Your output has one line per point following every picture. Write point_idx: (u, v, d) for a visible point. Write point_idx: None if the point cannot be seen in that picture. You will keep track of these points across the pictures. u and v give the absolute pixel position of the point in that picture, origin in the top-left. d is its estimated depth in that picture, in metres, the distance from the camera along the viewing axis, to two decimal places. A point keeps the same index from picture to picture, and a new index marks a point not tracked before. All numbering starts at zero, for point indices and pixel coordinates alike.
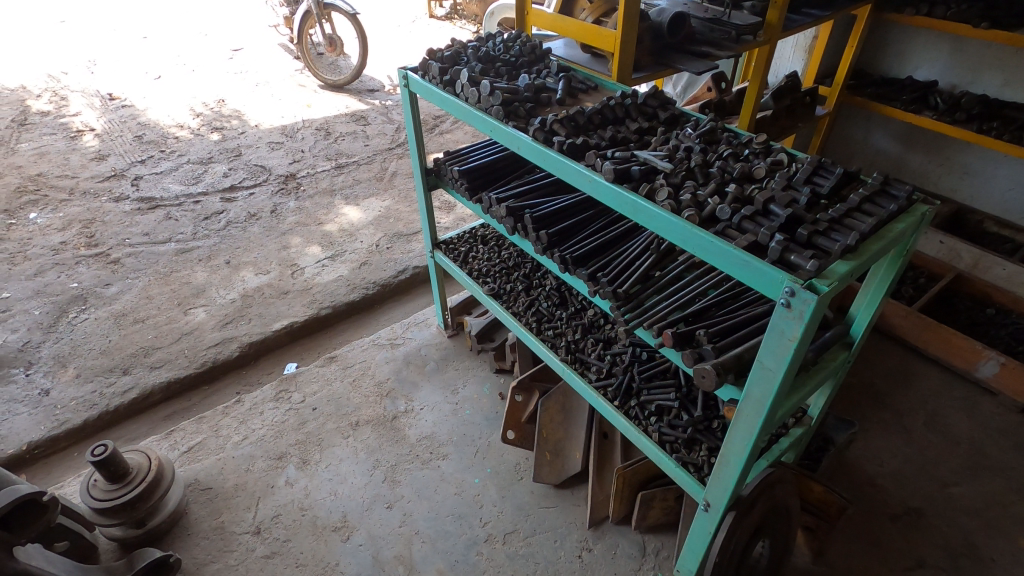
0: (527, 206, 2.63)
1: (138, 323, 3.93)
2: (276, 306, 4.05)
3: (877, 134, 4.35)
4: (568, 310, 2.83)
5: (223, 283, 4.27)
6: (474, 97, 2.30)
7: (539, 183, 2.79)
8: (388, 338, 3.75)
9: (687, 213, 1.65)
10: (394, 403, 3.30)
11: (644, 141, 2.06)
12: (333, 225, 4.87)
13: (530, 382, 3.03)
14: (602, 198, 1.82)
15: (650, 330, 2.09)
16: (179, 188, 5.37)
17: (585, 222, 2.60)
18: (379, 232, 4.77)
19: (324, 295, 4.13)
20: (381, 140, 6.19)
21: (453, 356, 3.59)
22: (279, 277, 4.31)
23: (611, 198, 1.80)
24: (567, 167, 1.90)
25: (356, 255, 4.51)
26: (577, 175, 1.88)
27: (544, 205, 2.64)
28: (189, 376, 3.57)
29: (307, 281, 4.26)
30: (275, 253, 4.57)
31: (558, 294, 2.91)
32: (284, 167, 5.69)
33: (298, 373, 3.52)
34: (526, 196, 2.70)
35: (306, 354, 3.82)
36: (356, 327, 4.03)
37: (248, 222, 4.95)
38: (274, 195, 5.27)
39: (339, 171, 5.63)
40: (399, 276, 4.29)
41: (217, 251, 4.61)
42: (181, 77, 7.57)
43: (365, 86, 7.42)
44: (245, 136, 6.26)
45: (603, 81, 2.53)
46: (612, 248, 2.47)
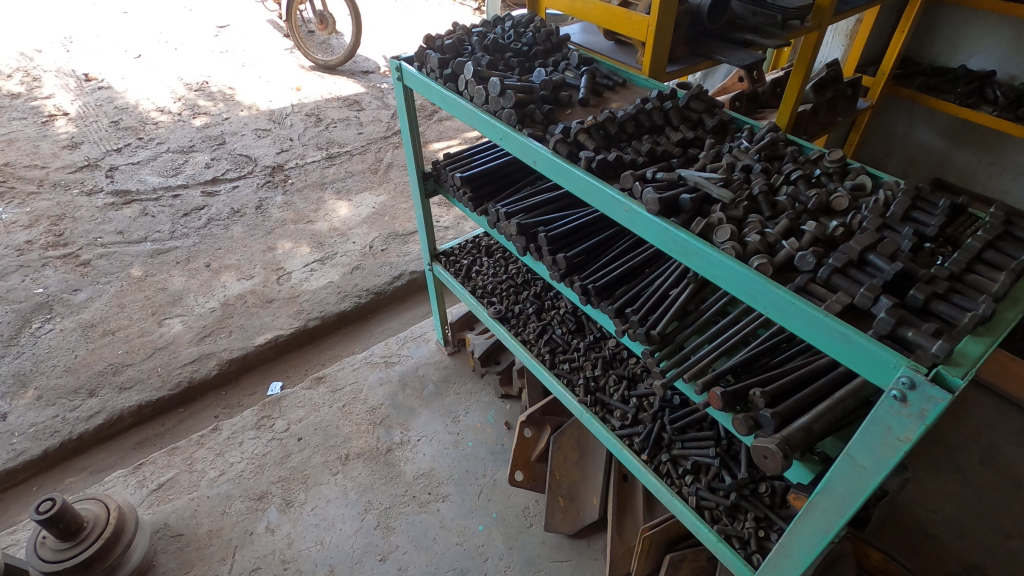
0: (542, 222, 2.25)
1: (108, 335, 3.58)
2: (260, 317, 3.70)
3: (919, 128, 3.95)
4: (585, 339, 2.49)
5: (202, 289, 3.91)
6: (482, 95, 1.91)
7: (554, 194, 2.42)
8: (382, 355, 3.41)
9: (757, 261, 1.28)
10: (389, 433, 2.97)
11: (689, 157, 1.69)
12: (324, 224, 4.50)
13: (541, 416, 2.69)
14: (641, 231, 1.46)
15: (693, 384, 1.74)
16: (158, 180, 4.97)
17: (608, 242, 2.24)
18: (373, 232, 4.39)
19: (312, 304, 3.78)
20: (376, 127, 5.77)
21: (454, 378, 3.25)
22: (263, 283, 3.95)
23: (654, 234, 1.43)
24: (597, 190, 1.52)
25: (348, 258, 4.14)
26: (610, 201, 1.51)
27: (560, 222, 2.27)
28: (163, 398, 3.23)
29: (294, 287, 3.90)
30: (260, 255, 4.21)
31: (574, 319, 2.56)
32: (270, 157, 5.28)
33: (282, 397, 3.18)
34: (539, 210, 2.33)
35: (292, 372, 3.48)
36: (346, 340, 3.68)
37: (231, 219, 4.56)
38: (260, 189, 4.88)
39: (330, 161, 5.23)
40: (395, 283, 3.94)
41: (197, 253, 4.23)
42: (163, 55, 7.08)
43: (360, 67, 6.96)
44: (230, 122, 5.83)
45: (632, 76, 2.14)
46: (641, 275, 2.12)
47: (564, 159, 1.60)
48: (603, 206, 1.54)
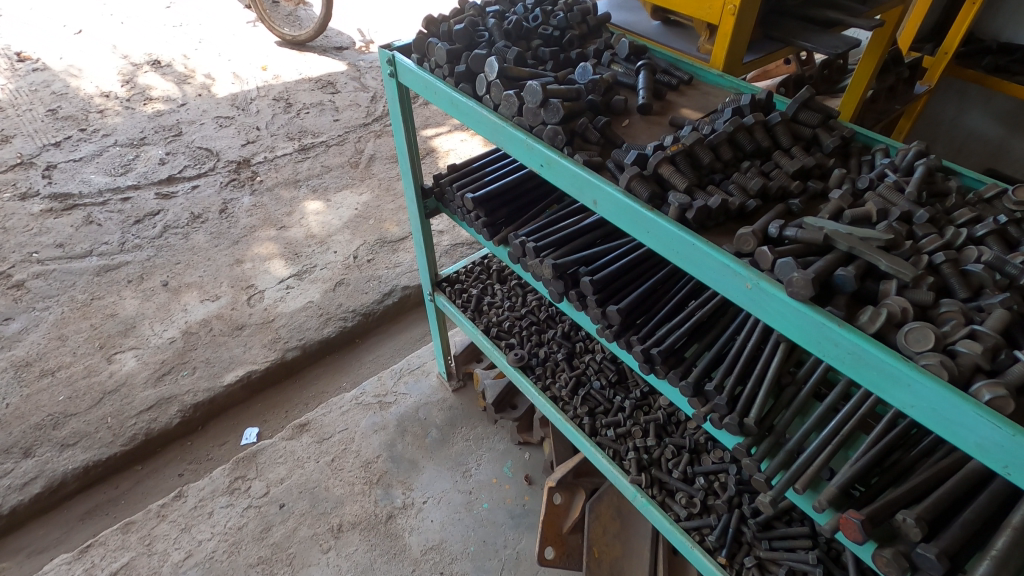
0: (582, 260, 1.76)
1: (46, 377, 3.02)
2: (229, 348, 3.17)
3: (971, 112, 3.51)
4: (629, 396, 2.04)
5: (159, 314, 3.36)
6: (513, 105, 1.39)
7: (591, 220, 1.93)
8: (375, 394, 2.92)
9: (986, 389, 0.83)
10: (389, 495, 2.51)
11: (812, 197, 1.21)
12: (299, 230, 3.95)
13: (573, 479, 2.26)
14: (770, 318, 1.01)
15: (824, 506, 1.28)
16: (104, 179, 4.33)
17: (667, 285, 1.76)
18: (356, 239, 3.86)
19: (290, 330, 3.26)
20: (354, 112, 5.16)
21: (462, 421, 2.79)
22: (231, 304, 3.41)
23: (793, 326, 0.99)
24: (702, 255, 1.06)
25: (329, 271, 3.61)
26: (721, 272, 1.05)
27: (604, 260, 1.79)
28: (115, 456, 2.72)
29: (268, 310, 3.37)
30: (226, 269, 3.65)
31: (614, 370, 2.10)
32: (235, 151, 4.67)
33: (258, 451, 2.69)
34: (576, 243, 1.84)
35: (270, 416, 2.98)
36: (332, 372, 3.18)
37: (192, 225, 3.98)
38: (224, 190, 4.28)
39: (304, 154, 4.64)
40: (384, 302, 3.42)
41: (152, 268, 3.66)
42: (107, 30, 6.27)
43: (332, 41, 6.27)
44: (186, 109, 5.15)
45: (701, 71, 1.64)
46: (714, 331, 1.66)
47: (645, 205, 1.13)
48: (706, 274, 1.09)
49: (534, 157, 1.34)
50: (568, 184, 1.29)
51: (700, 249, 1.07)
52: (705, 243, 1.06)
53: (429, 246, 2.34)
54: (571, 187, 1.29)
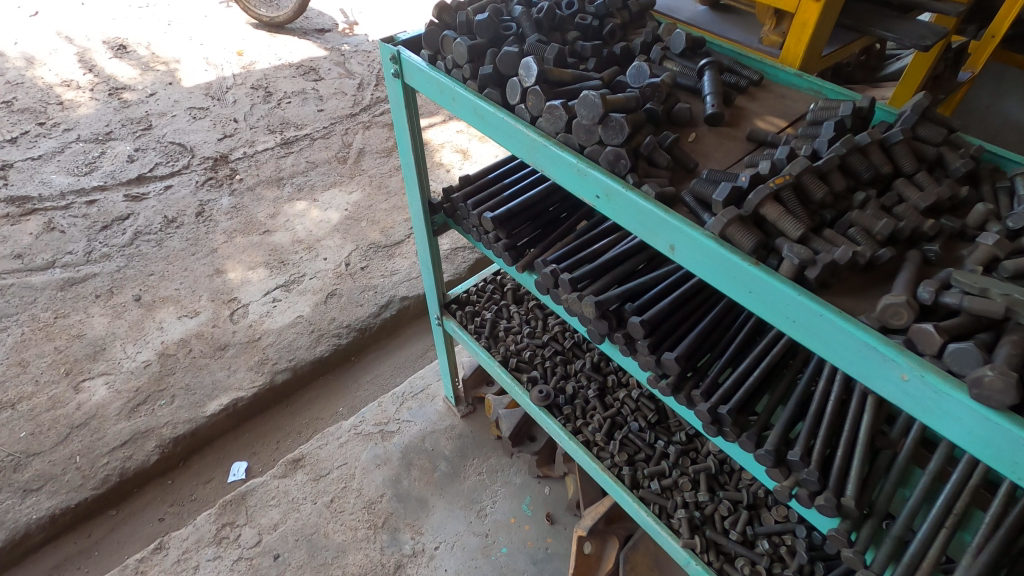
0: (626, 293, 1.49)
1: (5, 410, 2.70)
2: (211, 372, 2.87)
3: (1009, 100, 3.27)
4: (673, 439, 1.80)
5: (132, 334, 3.04)
6: (560, 120, 1.11)
7: (630, 243, 1.66)
8: (376, 422, 2.65)
9: None
10: (397, 540, 2.27)
11: (951, 239, 0.95)
12: (285, 234, 3.63)
13: (605, 526, 2.02)
14: (928, 415, 0.76)
15: None
16: (66, 180, 3.95)
17: (725, 321, 1.51)
18: (348, 244, 3.55)
19: (278, 350, 2.96)
20: (340, 101, 4.79)
21: (473, 451, 2.53)
22: (212, 321, 3.11)
23: (968, 433, 0.74)
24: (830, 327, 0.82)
25: (319, 281, 3.32)
26: (856, 350, 0.81)
27: (651, 292, 1.52)
28: (86, 502, 2.43)
29: (253, 327, 3.07)
30: (204, 281, 3.33)
31: (652, 409, 1.85)
32: (210, 146, 4.30)
33: (248, 491, 2.42)
34: (616, 272, 1.57)
35: (260, 447, 2.70)
36: (327, 394, 2.91)
37: (166, 231, 3.63)
38: (200, 190, 3.93)
39: (286, 149, 4.29)
40: (381, 316, 3.13)
41: (122, 280, 3.32)
42: (67, 11, 5.77)
43: (313, 23, 5.84)
44: (156, 99, 4.74)
45: (775, 70, 1.36)
46: (785, 379, 1.42)
47: (746, 256, 0.88)
48: (832, 350, 0.84)
49: (589, 188, 1.08)
50: (635, 224, 1.04)
51: (825, 319, 0.83)
52: (834, 312, 0.81)
53: (437, 266, 2.06)
54: (638, 227, 1.04)
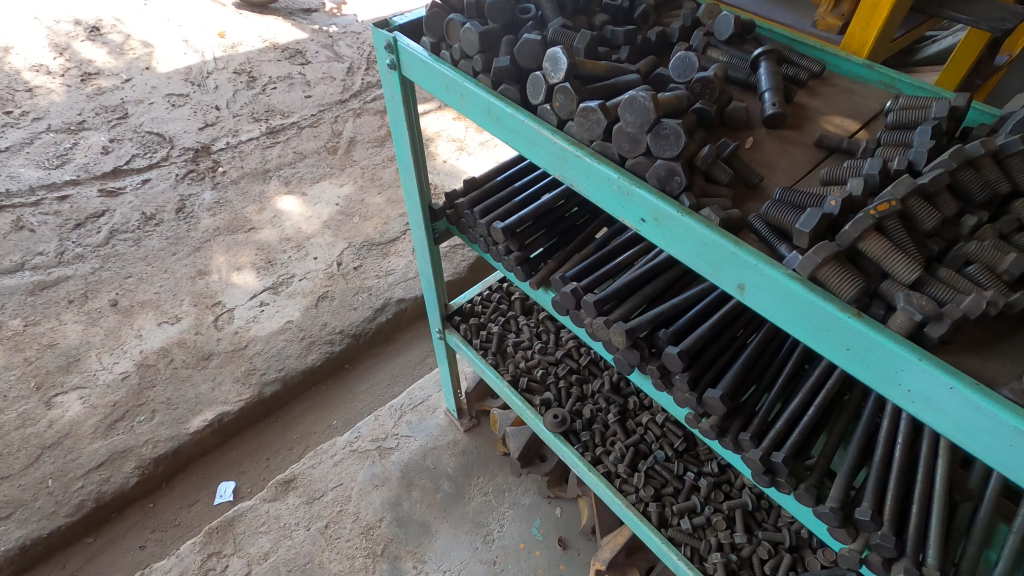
0: (660, 317, 1.30)
1: None
2: (194, 384, 2.67)
3: None
4: (703, 470, 1.63)
5: (108, 342, 2.83)
6: (598, 126, 0.92)
7: (660, 256, 1.48)
8: (372, 438, 2.47)
9: None
10: (397, 570, 2.10)
11: None
12: (272, 232, 3.41)
13: (625, 559, 1.87)
14: None
15: None
16: (36, 174, 3.69)
17: (771, 348, 1.33)
18: (340, 242, 3.34)
19: (266, 359, 2.76)
20: (328, 86, 4.53)
21: (478, 469, 2.36)
22: (195, 327, 2.90)
23: None
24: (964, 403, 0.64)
25: (310, 283, 3.12)
26: (997, 434, 0.63)
27: (688, 314, 1.33)
28: (60, 531, 2.24)
29: (239, 334, 2.87)
30: (186, 283, 3.11)
31: (680, 436, 1.68)
32: (191, 136, 4.04)
33: (235, 517, 2.25)
34: (646, 292, 1.38)
35: (248, 466, 2.52)
36: (320, 406, 2.72)
37: (145, 229, 3.40)
38: (181, 184, 3.69)
39: (272, 139, 4.04)
40: (377, 320, 2.94)
41: (98, 284, 3.10)
42: None
43: (299, 3, 5.53)
44: (132, 86, 4.46)
45: (839, 61, 1.17)
46: (842, 416, 1.24)
47: (847, 307, 0.70)
48: (964, 431, 0.66)
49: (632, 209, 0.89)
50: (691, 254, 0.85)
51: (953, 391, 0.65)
52: (970, 384, 0.64)
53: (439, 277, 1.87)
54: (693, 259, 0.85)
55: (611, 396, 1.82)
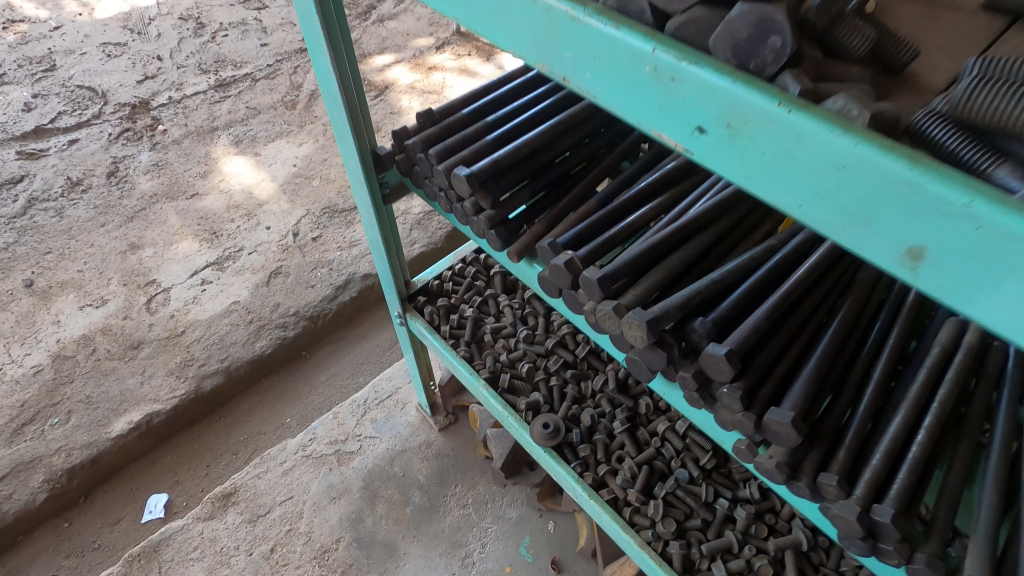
0: (694, 300, 0.90)
1: None
2: (120, 379, 2.26)
3: None
4: (739, 495, 1.25)
5: (19, 331, 2.40)
6: None
7: (689, 211, 1.06)
8: (330, 440, 2.08)
9: None
10: None
11: None
12: (218, 198, 2.95)
13: None
14: None
15: None
16: None
17: (852, 342, 0.93)
18: (297, 209, 2.89)
19: (207, 347, 2.35)
20: (288, 33, 3.99)
21: (455, 476, 1.98)
22: (123, 310, 2.47)
23: None
24: None
25: (260, 257, 2.68)
26: None
27: (734, 294, 0.92)
28: None
29: (175, 318, 2.45)
30: (115, 259, 2.66)
31: (707, 451, 1.30)
32: (128, 90, 3.52)
33: (162, 541, 1.87)
34: (672, 263, 0.97)
35: (184, 474, 2.13)
36: (271, 401, 2.32)
37: (69, 196, 2.93)
38: (113, 145, 3.20)
39: (222, 93, 3.54)
40: (338, 300, 2.52)
41: (10, 261, 2.65)
42: None
43: None
44: (62, 34, 3.90)
45: None
46: (961, 441, 0.85)
47: None
48: None
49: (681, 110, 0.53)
50: (793, 183, 0.49)
51: None
52: None
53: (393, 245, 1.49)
54: (798, 193, 0.49)
55: (617, 397, 1.43)
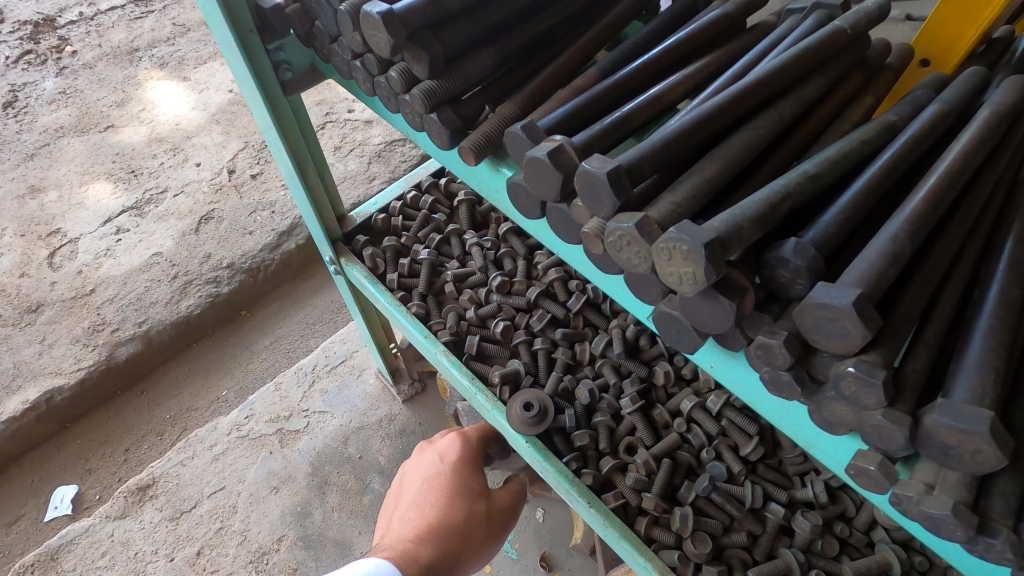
0: (782, 209, 0.51)
1: None
2: (13, 350, 1.85)
3: None
4: (795, 496, 0.92)
5: None
6: None
7: (753, 70, 0.65)
8: (271, 417, 1.72)
9: None
10: None
11: None
12: (137, 130, 2.46)
13: None
14: None
15: None
16: None
17: None
18: (233, 141, 2.43)
19: (121, 309, 1.94)
20: None
21: None
22: (18, 267, 2.04)
23: None
24: None
25: (188, 200, 2.24)
26: None
27: (844, 197, 0.53)
28: None
29: (84, 275, 2.03)
30: (10, 205, 2.21)
31: (751, 437, 0.97)
32: (29, 5, 2.94)
33: (62, 547, 1.52)
34: (733, 150, 0.57)
35: (98, 462, 1.77)
36: (203, 371, 1.94)
37: None
38: (12, 70, 2.67)
39: (144, 8, 2.98)
40: (282, 248, 2.10)
41: None
42: None
43: None
44: None
45: None
46: None
47: None
48: None
49: None
50: None
51: None
52: None
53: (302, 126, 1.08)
54: None
55: (625, 363, 1.07)
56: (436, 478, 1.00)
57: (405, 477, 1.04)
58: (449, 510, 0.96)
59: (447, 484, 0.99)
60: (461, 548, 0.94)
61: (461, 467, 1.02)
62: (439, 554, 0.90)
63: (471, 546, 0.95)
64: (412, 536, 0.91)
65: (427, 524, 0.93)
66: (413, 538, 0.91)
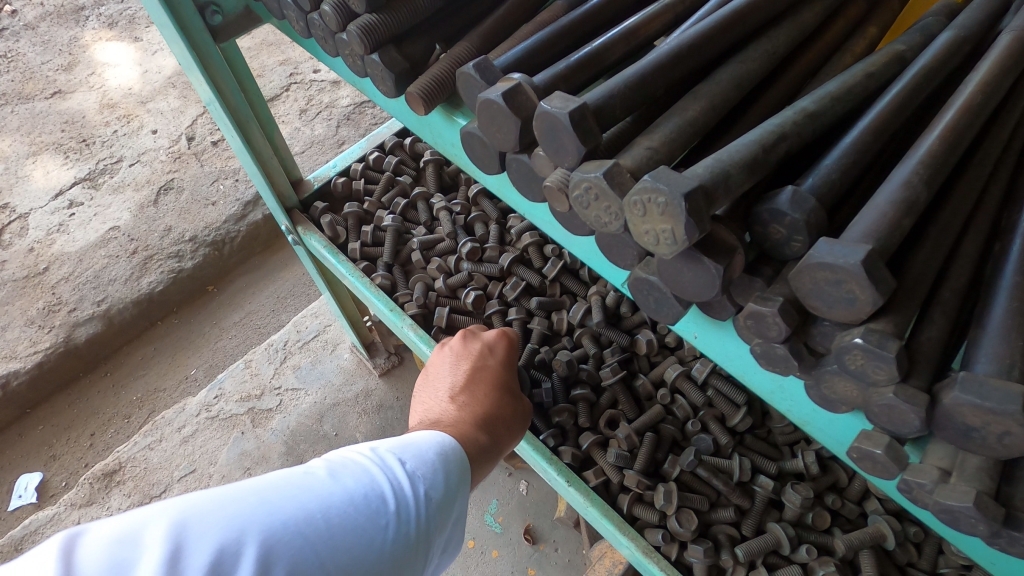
0: (776, 151, 0.43)
1: None
2: None
3: None
4: (784, 466, 0.89)
5: None
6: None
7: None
8: (242, 396, 1.64)
9: None
10: None
11: None
12: (87, 96, 2.30)
13: None
14: None
15: None
16: None
17: None
18: (191, 106, 2.28)
19: (78, 287, 1.83)
20: None
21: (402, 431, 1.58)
22: None
23: None
24: None
25: (145, 169, 2.10)
26: None
27: (849, 137, 0.45)
28: None
29: (36, 253, 1.91)
30: None
31: (739, 407, 0.92)
32: None
33: (25, 538, 1.45)
34: (719, 85, 0.49)
35: (64, 448, 1.69)
36: (169, 351, 1.86)
37: None
38: None
39: None
40: (247, 219, 2.00)
41: None
42: None
43: None
44: None
45: None
46: None
47: None
48: None
49: None
50: None
51: None
52: None
53: (241, 81, 0.98)
54: None
55: (605, 333, 1.01)
56: (479, 370, 0.74)
57: (439, 364, 0.76)
58: (498, 399, 0.71)
59: (493, 378, 0.73)
60: (506, 441, 0.70)
61: (507, 368, 0.77)
62: (491, 443, 0.66)
63: (514, 442, 0.71)
64: (467, 419, 0.66)
65: (479, 410, 0.68)
66: (464, 419, 0.66)
